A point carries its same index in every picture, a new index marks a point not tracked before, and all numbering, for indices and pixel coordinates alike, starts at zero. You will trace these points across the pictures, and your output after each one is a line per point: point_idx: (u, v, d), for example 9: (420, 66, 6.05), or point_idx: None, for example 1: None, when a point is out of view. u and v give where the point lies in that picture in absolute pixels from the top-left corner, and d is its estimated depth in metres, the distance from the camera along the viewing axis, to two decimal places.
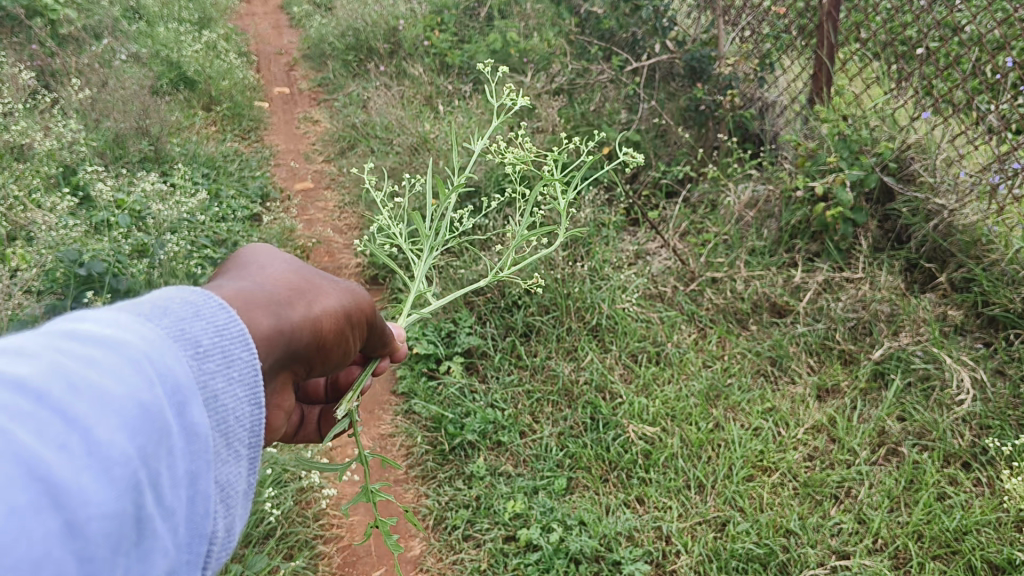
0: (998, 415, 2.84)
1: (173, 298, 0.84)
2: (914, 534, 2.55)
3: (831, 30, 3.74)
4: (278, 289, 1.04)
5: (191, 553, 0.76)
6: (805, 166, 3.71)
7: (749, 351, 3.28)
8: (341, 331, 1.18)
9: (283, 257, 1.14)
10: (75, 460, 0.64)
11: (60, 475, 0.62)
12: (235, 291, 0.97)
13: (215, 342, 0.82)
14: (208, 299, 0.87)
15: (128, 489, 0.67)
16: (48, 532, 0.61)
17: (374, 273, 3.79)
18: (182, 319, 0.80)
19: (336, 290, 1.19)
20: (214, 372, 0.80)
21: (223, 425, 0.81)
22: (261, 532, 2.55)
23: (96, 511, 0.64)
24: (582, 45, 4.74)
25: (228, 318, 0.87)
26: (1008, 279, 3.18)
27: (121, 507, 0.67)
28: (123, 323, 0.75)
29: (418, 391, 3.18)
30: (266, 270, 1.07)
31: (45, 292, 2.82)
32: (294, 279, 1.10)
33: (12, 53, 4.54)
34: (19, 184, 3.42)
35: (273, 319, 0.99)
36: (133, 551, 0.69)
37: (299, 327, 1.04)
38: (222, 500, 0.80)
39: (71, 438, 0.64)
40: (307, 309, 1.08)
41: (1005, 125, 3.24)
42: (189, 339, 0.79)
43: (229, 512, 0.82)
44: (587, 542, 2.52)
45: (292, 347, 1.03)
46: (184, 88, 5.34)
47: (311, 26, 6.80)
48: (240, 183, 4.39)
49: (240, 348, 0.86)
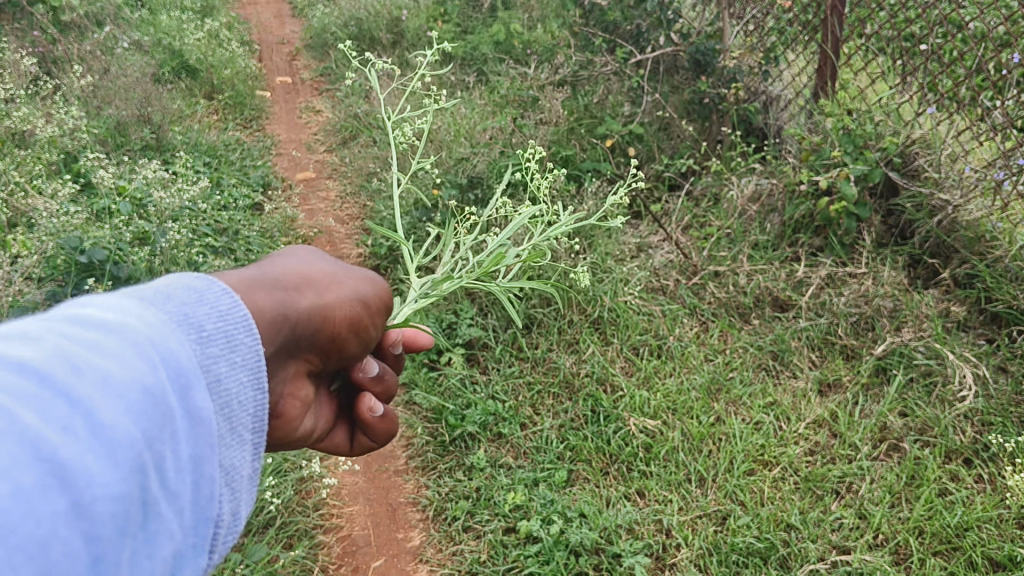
0: (1000, 411, 2.83)
1: (175, 284, 0.83)
2: (915, 530, 2.54)
3: (836, 24, 3.72)
4: (287, 276, 1.04)
5: (198, 536, 0.74)
6: (809, 160, 3.67)
7: (751, 346, 3.26)
8: (354, 322, 1.17)
9: (294, 251, 1.13)
10: (79, 442, 0.63)
11: (64, 455, 0.61)
12: (240, 274, 0.96)
13: (219, 327, 0.81)
14: (212, 285, 0.86)
15: (133, 471, 0.66)
16: (54, 512, 0.59)
17: (375, 265, 3.79)
18: (184, 304, 0.79)
19: (349, 279, 1.18)
20: (217, 356, 0.79)
21: (226, 408, 0.80)
22: (261, 521, 2.54)
23: (101, 492, 0.63)
24: (586, 36, 4.71)
25: (231, 303, 0.86)
26: (1011, 276, 3.17)
27: (127, 489, 0.66)
28: (125, 308, 0.74)
29: (419, 382, 3.17)
30: (274, 260, 1.07)
31: (45, 279, 2.81)
32: (303, 268, 1.09)
33: (14, 40, 4.53)
34: (20, 171, 3.41)
35: (278, 303, 0.98)
36: (140, 533, 0.68)
37: (307, 315, 1.03)
38: (227, 484, 0.79)
39: (75, 420, 0.63)
40: (316, 297, 1.07)
41: (1010, 120, 3.22)
42: (193, 324, 0.79)
43: (235, 496, 0.80)
44: (587, 534, 2.50)
45: (297, 334, 1.02)
46: (186, 76, 5.33)
47: (314, 15, 6.78)
48: (241, 172, 4.37)
49: (244, 333, 0.85)
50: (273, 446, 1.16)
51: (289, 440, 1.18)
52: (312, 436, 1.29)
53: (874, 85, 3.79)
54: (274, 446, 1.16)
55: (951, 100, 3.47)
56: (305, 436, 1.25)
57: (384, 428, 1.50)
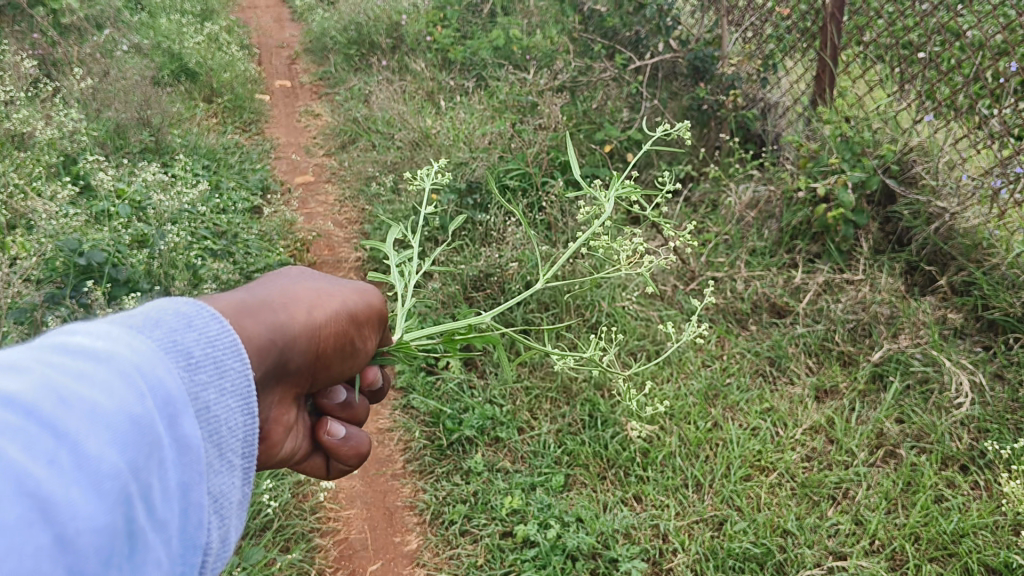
0: (997, 418, 2.84)
1: (165, 310, 0.83)
2: (911, 537, 2.55)
3: (835, 32, 3.76)
4: (277, 299, 1.04)
5: (186, 564, 0.75)
6: (807, 167, 3.71)
7: (748, 351, 3.27)
8: (342, 337, 1.17)
9: (281, 273, 1.13)
10: (64, 475, 0.63)
11: (49, 490, 0.61)
12: (229, 298, 0.96)
13: (207, 352, 0.82)
14: (201, 309, 0.87)
15: (119, 503, 0.67)
16: (38, 547, 0.60)
17: (374, 268, 3.81)
18: (173, 330, 0.80)
19: (339, 292, 1.19)
20: (206, 383, 0.80)
21: (215, 435, 0.80)
22: (258, 523, 2.54)
23: (85, 525, 0.63)
24: (585, 43, 4.72)
25: (219, 328, 0.86)
26: (1008, 283, 3.19)
27: (113, 522, 0.66)
28: (114, 335, 0.74)
29: (417, 386, 3.17)
30: (262, 283, 1.07)
31: (44, 280, 2.83)
32: (291, 288, 1.09)
33: (13, 42, 4.56)
34: (19, 173, 3.42)
35: (268, 328, 0.98)
36: (126, 564, 0.68)
37: (297, 337, 1.03)
38: (216, 511, 0.79)
39: (60, 452, 0.63)
40: (306, 317, 1.07)
41: (1007, 129, 3.26)
42: (181, 350, 0.79)
43: (222, 523, 0.80)
44: (585, 539, 2.51)
45: (287, 357, 1.02)
46: (185, 79, 5.33)
47: (313, 20, 6.81)
48: (240, 175, 4.37)
49: (232, 359, 0.86)
50: (260, 465, 1.18)
51: (271, 462, 1.19)
52: (296, 458, 1.28)
53: (873, 92, 3.81)
54: (256, 465, 1.18)
55: (948, 109, 3.50)
56: (288, 458, 1.25)
57: (354, 451, 1.39)
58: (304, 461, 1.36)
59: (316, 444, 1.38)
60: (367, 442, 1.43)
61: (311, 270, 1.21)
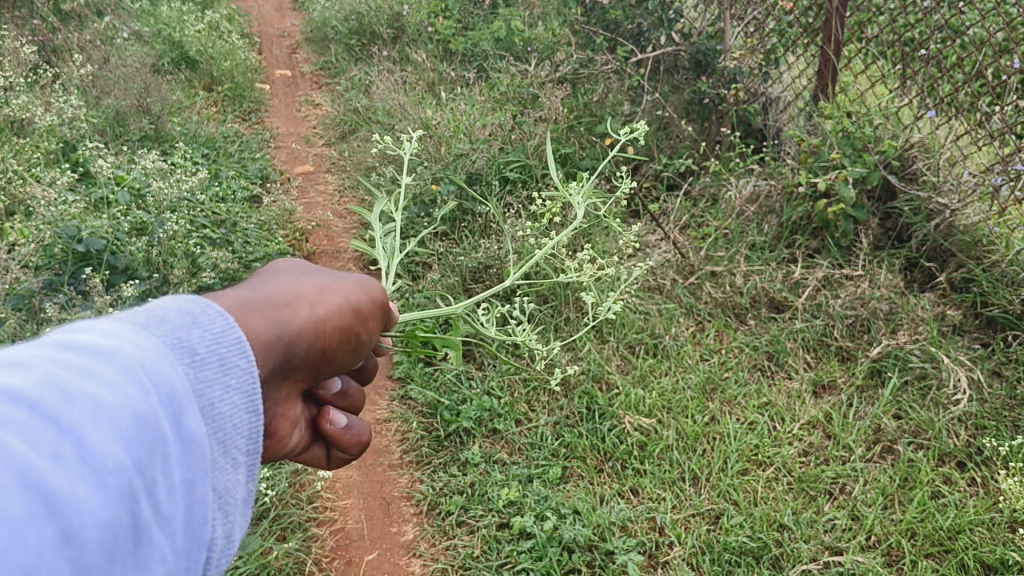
0: (994, 415, 2.85)
1: (169, 306, 0.82)
2: (907, 532, 2.55)
3: (838, 26, 3.76)
4: (280, 294, 1.03)
5: (191, 560, 0.74)
6: (807, 162, 3.69)
7: (747, 346, 3.26)
8: (348, 332, 1.17)
9: (283, 267, 1.13)
10: (68, 469, 0.63)
11: (53, 484, 0.61)
12: (232, 296, 0.96)
13: (212, 350, 0.80)
14: (206, 306, 0.85)
15: (123, 498, 0.66)
16: (41, 540, 0.60)
17: (373, 258, 3.82)
18: (178, 327, 0.79)
19: (340, 287, 1.18)
20: (210, 380, 0.79)
21: (219, 432, 0.79)
22: (255, 512, 2.57)
23: (90, 520, 0.63)
24: (587, 35, 4.58)
25: (225, 325, 0.85)
26: (1008, 281, 3.19)
27: (117, 516, 0.66)
28: (118, 332, 0.74)
29: (415, 377, 3.17)
30: (265, 278, 1.06)
31: (43, 267, 2.87)
32: (293, 284, 1.08)
33: (13, 28, 4.57)
34: (19, 159, 3.43)
35: (274, 325, 0.98)
36: (130, 559, 0.68)
37: (302, 332, 1.03)
38: (220, 508, 0.78)
39: (64, 446, 0.64)
40: (310, 311, 1.06)
41: (1008, 126, 3.26)
42: (185, 347, 0.78)
43: (227, 520, 0.79)
44: (581, 531, 2.50)
45: (293, 354, 1.01)
46: (185, 67, 5.34)
47: (314, 9, 6.77)
48: (240, 164, 4.36)
49: (238, 356, 0.84)
50: (268, 459, 1.17)
51: (279, 455, 1.19)
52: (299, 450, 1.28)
53: (875, 87, 3.82)
54: (263, 458, 1.17)
55: (950, 106, 3.52)
56: (292, 451, 1.24)
57: (356, 439, 1.38)
58: (304, 452, 1.35)
59: (315, 434, 1.37)
60: (367, 431, 1.42)
61: (312, 264, 1.20)
